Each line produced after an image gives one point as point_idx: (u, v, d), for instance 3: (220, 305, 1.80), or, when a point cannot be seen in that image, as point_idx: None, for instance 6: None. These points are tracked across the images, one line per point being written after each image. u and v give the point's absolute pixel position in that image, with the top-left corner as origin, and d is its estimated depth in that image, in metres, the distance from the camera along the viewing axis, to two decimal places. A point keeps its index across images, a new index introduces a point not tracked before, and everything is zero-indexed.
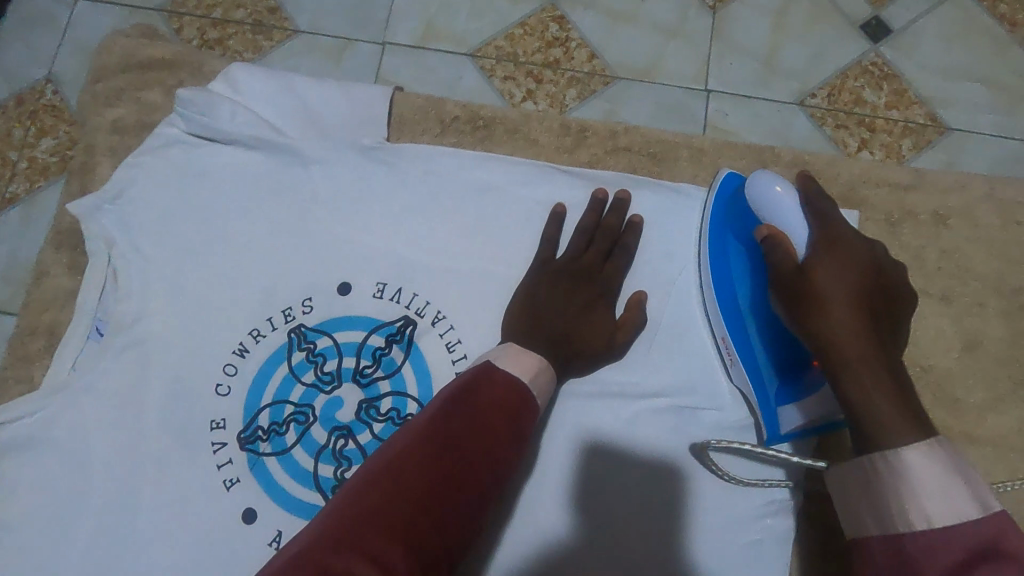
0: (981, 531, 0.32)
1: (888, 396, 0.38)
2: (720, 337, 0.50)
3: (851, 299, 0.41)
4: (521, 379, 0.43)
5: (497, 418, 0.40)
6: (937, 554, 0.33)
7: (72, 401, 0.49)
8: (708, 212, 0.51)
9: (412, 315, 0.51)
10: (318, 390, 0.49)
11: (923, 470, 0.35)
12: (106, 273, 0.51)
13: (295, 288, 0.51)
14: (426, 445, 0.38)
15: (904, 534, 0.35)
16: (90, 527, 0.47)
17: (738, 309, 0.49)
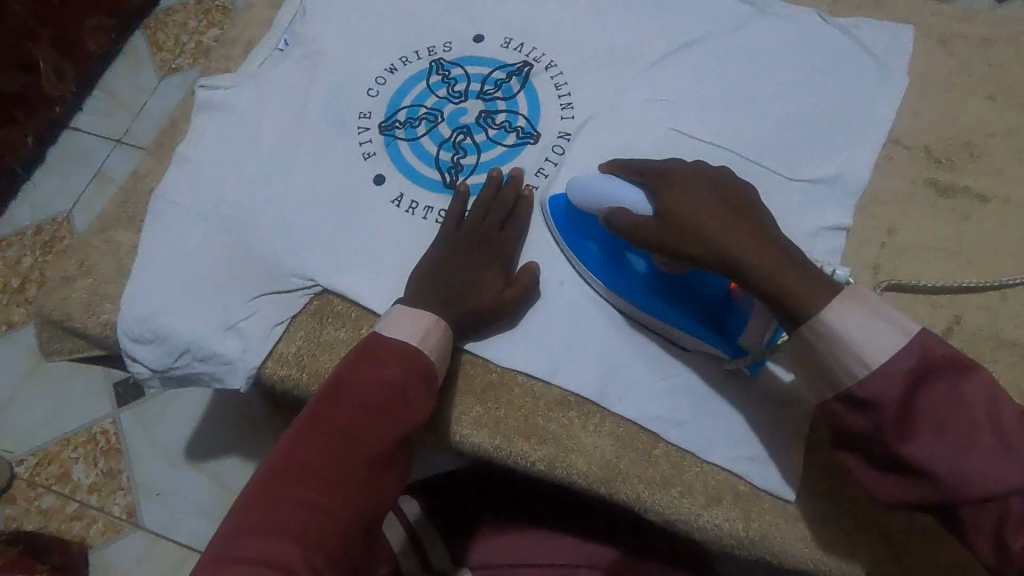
0: (909, 368, 0.39)
1: (791, 272, 0.41)
2: (644, 319, 0.49)
3: (713, 219, 0.43)
4: (411, 345, 0.45)
5: (375, 403, 0.43)
6: (884, 395, 0.39)
7: (256, 85, 0.62)
8: (554, 232, 0.52)
9: (530, 61, 0.62)
10: (447, 102, 0.60)
11: (854, 330, 0.39)
12: (297, 8, 0.66)
13: (439, 33, 0.64)
14: (317, 431, 0.41)
15: (850, 387, 0.40)
16: (251, 171, 0.58)
17: (643, 292, 0.48)
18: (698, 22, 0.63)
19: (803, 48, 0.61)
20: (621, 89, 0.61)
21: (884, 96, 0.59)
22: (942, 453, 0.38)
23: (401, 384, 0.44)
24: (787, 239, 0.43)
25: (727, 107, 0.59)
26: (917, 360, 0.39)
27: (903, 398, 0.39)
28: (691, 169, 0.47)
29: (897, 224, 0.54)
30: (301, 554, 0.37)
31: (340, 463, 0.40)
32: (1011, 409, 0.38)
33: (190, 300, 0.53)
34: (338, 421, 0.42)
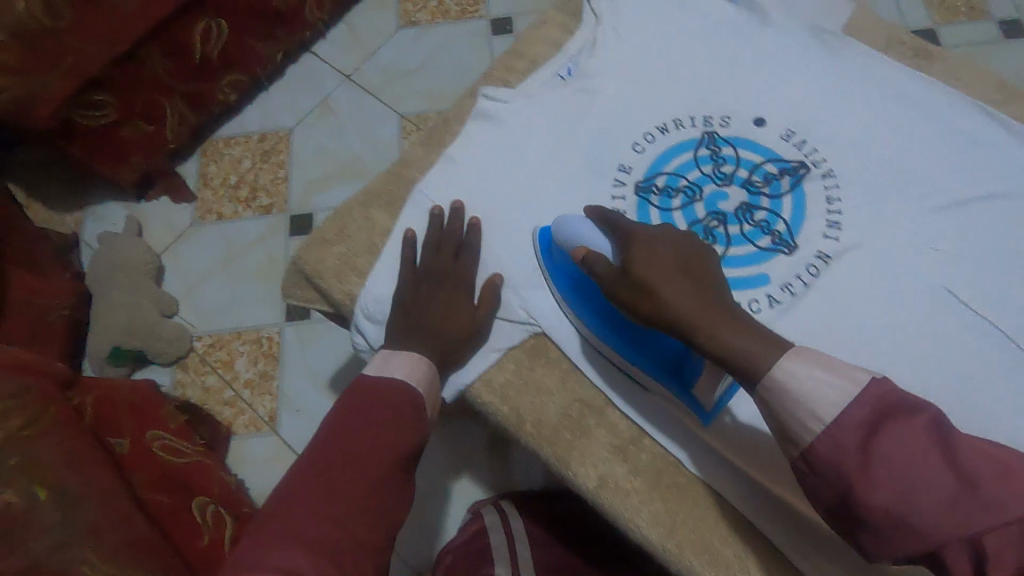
0: (853, 410, 0.37)
1: (737, 335, 0.42)
2: (619, 361, 0.52)
3: (664, 274, 0.45)
4: (395, 376, 0.53)
5: (363, 421, 0.51)
6: (830, 445, 0.38)
7: (530, 105, 0.63)
8: (542, 265, 0.55)
9: (807, 163, 0.59)
10: (710, 181, 0.59)
11: (809, 381, 0.39)
12: (589, 38, 0.66)
13: (721, 105, 0.62)
14: (324, 453, 0.50)
15: (809, 444, 0.38)
16: (505, 192, 0.60)
17: (605, 333, 0.51)
18: (1012, 175, 0.57)
19: None
20: (899, 225, 0.56)
21: None
22: (906, 499, 0.36)
23: (385, 408, 0.52)
24: (733, 304, 0.44)
25: (1014, 281, 0.54)
26: (843, 400, 0.37)
27: (840, 443, 0.37)
28: (664, 232, 0.49)
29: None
30: (325, 547, 0.44)
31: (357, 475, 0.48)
32: (967, 447, 0.37)
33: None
34: (348, 438, 0.50)
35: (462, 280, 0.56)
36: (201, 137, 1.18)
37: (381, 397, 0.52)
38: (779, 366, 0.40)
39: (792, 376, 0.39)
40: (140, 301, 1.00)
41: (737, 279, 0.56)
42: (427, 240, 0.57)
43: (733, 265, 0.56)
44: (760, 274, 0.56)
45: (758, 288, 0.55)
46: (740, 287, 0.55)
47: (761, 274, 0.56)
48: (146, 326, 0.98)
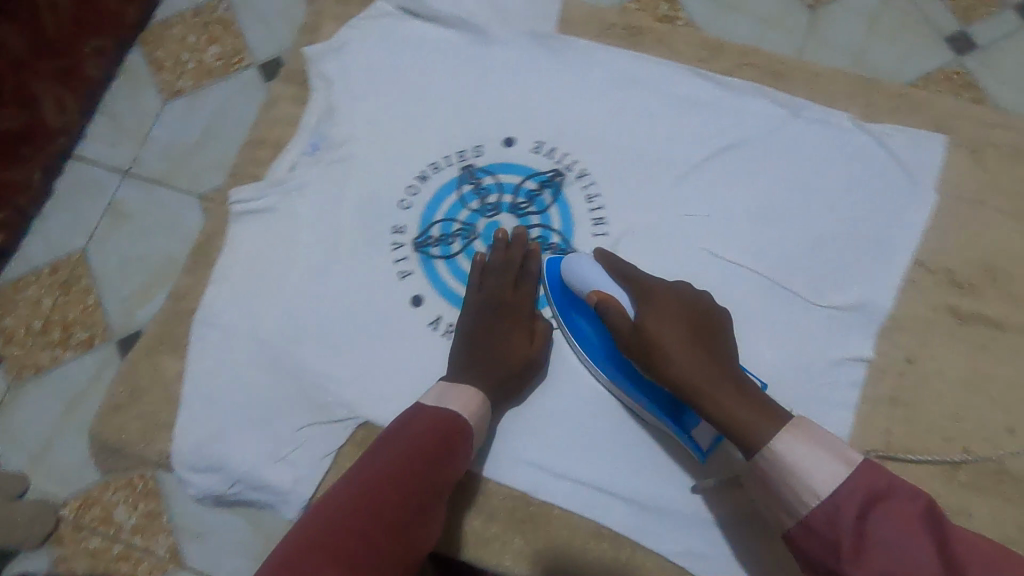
0: (849, 495, 0.43)
1: (741, 406, 0.47)
2: (620, 395, 0.54)
3: (696, 363, 0.49)
4: (446, 408, 0.51)
5: (422, 450, 0.48)
6: (826, 521, 0.43)
7: (285, 195, 0.61)
8: (549, 295, 0.58)
9: (561, 169, 0.62)
10: (481, 216, 0.61)
11: (802, 458, 0.44)
12: (324, 104, 0.64)
13: (470, 136, 0.63)
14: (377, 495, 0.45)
15: (806, 514, 0.44)
16: (289, 293, 0.59)
17: (608, 363, 0.54)
18: (734, 125, 0.63)
19: (832, 161, 0.62)
20: (653, 205, 0.61)
21: (907, 213, 0.60)
22: None
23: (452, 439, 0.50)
24: (744, 377, 0.49)
25: (758, 224, 0.60)
26: (848, 486, 0.43)
27: (833, 514, 0.43)
28: (676, 291, 0.53)
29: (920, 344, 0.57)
30: None
31: (400, 500, 0.46)
32: (955, 535, 0.43)
33: (247, 428, 0.56)
34: (373, 470, 0.47)
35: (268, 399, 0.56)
36: None
37: (450, 431, 0.50)
38: (774, 445, 0.45)
39: (789, 456, 0.44)
40: None
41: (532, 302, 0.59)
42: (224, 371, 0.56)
43: None
44: None
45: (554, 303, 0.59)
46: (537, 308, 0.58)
47: None
48: None
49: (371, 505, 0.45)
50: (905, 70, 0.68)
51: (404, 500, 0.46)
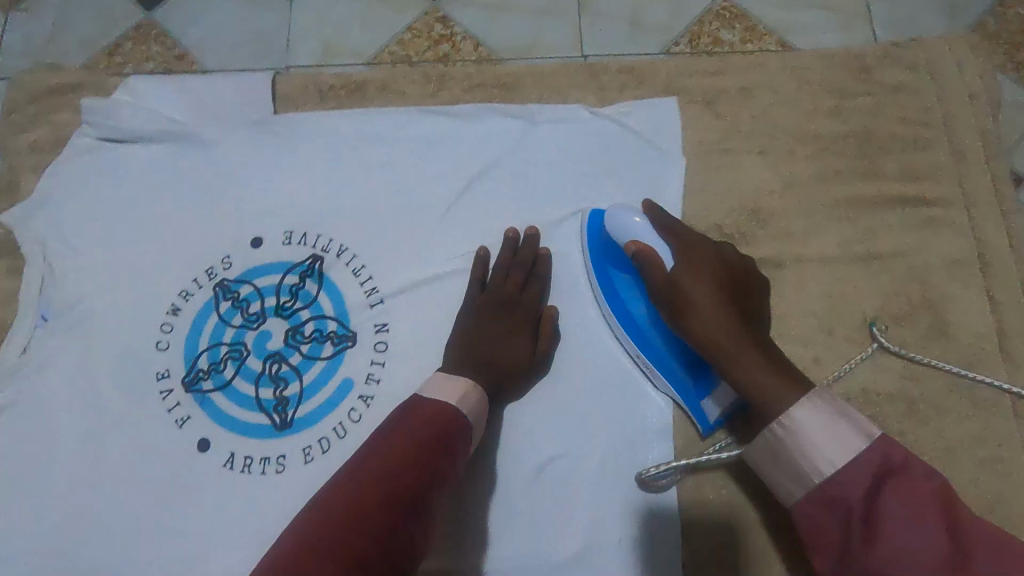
0: (864, 468, 0.41)
1: (767, 374, 0.46)
2: (628, 351, 0.56)
3: (731, 317, 0.49)
4: (443, 401, 0.47)
5: (415, 442, 0.42)
6: (848, 491, 0.41)
7: (24, 381, 0.56)
8: (586, 247, 0.57)
9: (319, 252, 0.59)
10: (248, 330, 0.56)
11: (822, 428, 0.42)
12: (45, 267, 0.58)
13: (214, 250, 0.59)
14: (356, 495, 0.39)
15: (820, 483, 0.42)
16: (58, 487, 0.54)
17: (641, 328, 0.55)
18: (478, 150, 0.61)
19: (581, 154, 0.61)
20: (422, 258, 0.58)
21: (663, 183, 0.60)
22: (896, 560, 0.39)
23: (450, 425, 0.45)
24: (773, 347, 0.48)
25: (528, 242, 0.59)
26: (863, 459, 0.41)
27: (850, 486, 0.41)
28: (718, 250, 0.52)
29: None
30: None
31: (380, 502, 0.39)
32: (964, 513, 0.40)
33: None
34: (379, 461, 0.41)
35: None
36: None
37: (435, 418, 0.45)
38: (790, 415, 0.44)
39: (806, 430, 0.43)
40: None
41: (327, 401, 0.55)
42: None
43: (315, 391, 0.55)
44: (344, 380, 0.55)
45: (349, 394, 0.55)
46: (333, 406, 0.54)
47: (344, 379, 0.55)
48: None
49: (349, 514, 0.38)
50: (671, 26, 0.72)
51: (387, 505, 0.39)
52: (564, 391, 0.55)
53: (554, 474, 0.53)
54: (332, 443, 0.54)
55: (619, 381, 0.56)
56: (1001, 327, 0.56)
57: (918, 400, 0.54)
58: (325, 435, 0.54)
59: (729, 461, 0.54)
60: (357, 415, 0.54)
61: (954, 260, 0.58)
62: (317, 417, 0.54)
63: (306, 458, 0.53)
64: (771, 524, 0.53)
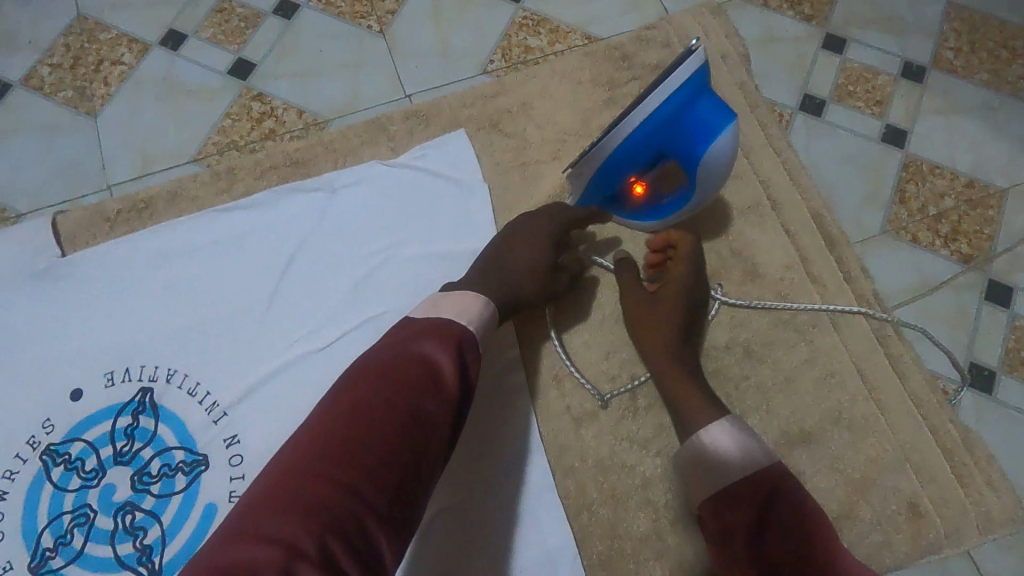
0: (763, 478, 0.46)
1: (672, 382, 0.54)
2: (599, 155, 0.52)
3: (679, 295, 0.56)
4: (459, 320, 0.47)
5: (423, 362, 0.43)
6: (746, 492, 0.45)
7: None
8: (681, 91, 0.48)
9: (147, 384, 0.56)
10: (90, 489, 0.53)
11: (737, 440, 0.47)
12: None
13: (29, 417, 0.54)
14: (361, 413, 0.40)
15: (726, 486, 0.46)
16: None
17: (628, 161, 0.52)
18: (286, 233, 0.60)
19: (388, 206, 0.62)
20: (256, 357, 0.57)
21: (472, 212, 0.62)
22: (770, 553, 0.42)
23: (452, 341, 0.45)
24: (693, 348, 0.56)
25: (359, 307, 0.59)
26: (762, 471, 0.46)
27: (751, 489, 0.45)
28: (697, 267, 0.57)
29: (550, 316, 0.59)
30: (305, 531, 0.35)
31: (383, 422, 0.40)
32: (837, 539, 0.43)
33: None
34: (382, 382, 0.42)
35: None
36: None
37: (433, 336, 0.45)
38: (710, 430, 0.48)
39: (723, 442, 0.47)
40: None
41: (193, 534, 0.52)
42: None
43: (180, 527, 0.52)
44: (206, 507, 0.53)
45: (215, 520, 0.52)
46: (202, 536, 0.52)
47: (207, 505, 0.53)
48: None
49: (353, 429, 0.39)
50: (481, 48, 0.74)
51: (386, 426, 0.40)
52: None
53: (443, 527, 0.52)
54: None
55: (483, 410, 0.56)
56: (801, 254, 0.61)
57: (751, 341, 0.58)
58: None
59: (606, 456, 0.56)
60: None
61: (748, 207, 0.63)
62: (187, 553, 0.51)
63: None
64: (656, 504, 0.54)
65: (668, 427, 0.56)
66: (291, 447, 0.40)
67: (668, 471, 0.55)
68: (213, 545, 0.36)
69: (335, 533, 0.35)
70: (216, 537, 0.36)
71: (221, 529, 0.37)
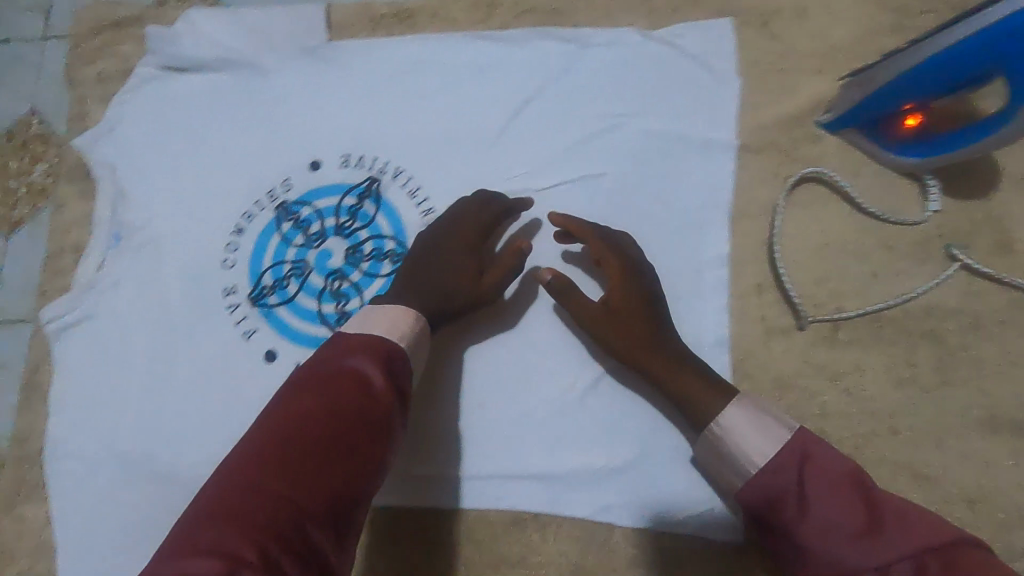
0: (787, 457, 0.44)
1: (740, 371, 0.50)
2: (905, 57, 0.51)
3: (637, 317, 0.51)
4: (389, 337, 0.46)
5: (340, 393, 0.42)
6: (777, 478, 0.44)
7: (101, 296, 0.57)
8: None
9: (376, 175, 0.60)
10: (309, 249, 0.58)
11: (747, 423, 0.46)
12: (116, 190, 0.60)
13: (274, 173, 0.60)
14: (288, 433, 0.40)
15: (752, 475, 0.45)
16: (133, 393, 0.55)
17: (933, 73, 0.50)
18: (529, 75, 0.61)
19: (634, 75, 0.60)
20: (476, 179, 0.59)
21: (718, 101, 0.59)
22: (828, 528, 0.41)
23: (382, 356, 0.45)
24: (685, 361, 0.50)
25: (581, 162, 0.59)
26: (787, 448, 0.44)
27: (780, 475, 0.44)
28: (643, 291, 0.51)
29: (783, 203, 0.56)
30: (251, 541, 0.35)
31: (321, 437, 0.40)
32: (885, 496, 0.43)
33: (145, 542, 0.52)
34: (293, 413, 0.41)
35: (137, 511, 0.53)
36: None
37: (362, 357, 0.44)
38: (722, 417, 0.47)
39: (734, 427, 0.46)
40: None
41: None
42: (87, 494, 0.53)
43: None
44: None
45: None
46: None
47: None
48: None
49: (283, 447, 0.39)
50: None
51: (322, 441, 0.40)
52: (626, 305, 0.55)
53: (609, 386, 0.52)
54: None
55: (678, 293, 0.55)
56: None
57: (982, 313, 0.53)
58: None
59: (790, 376, 0.53)
60: None
61: None
62: None
63: None
64: (829, 437, 0.52)
65: (865, 368, 0.53)
66: (240, 453, 0.40)
67: (852, 411, 0.52)
68: (182, 530, 0.37)
69: (279, 541, 0.36)
70: (183, 522, 0.38)
71: (174, 533, 0.38)
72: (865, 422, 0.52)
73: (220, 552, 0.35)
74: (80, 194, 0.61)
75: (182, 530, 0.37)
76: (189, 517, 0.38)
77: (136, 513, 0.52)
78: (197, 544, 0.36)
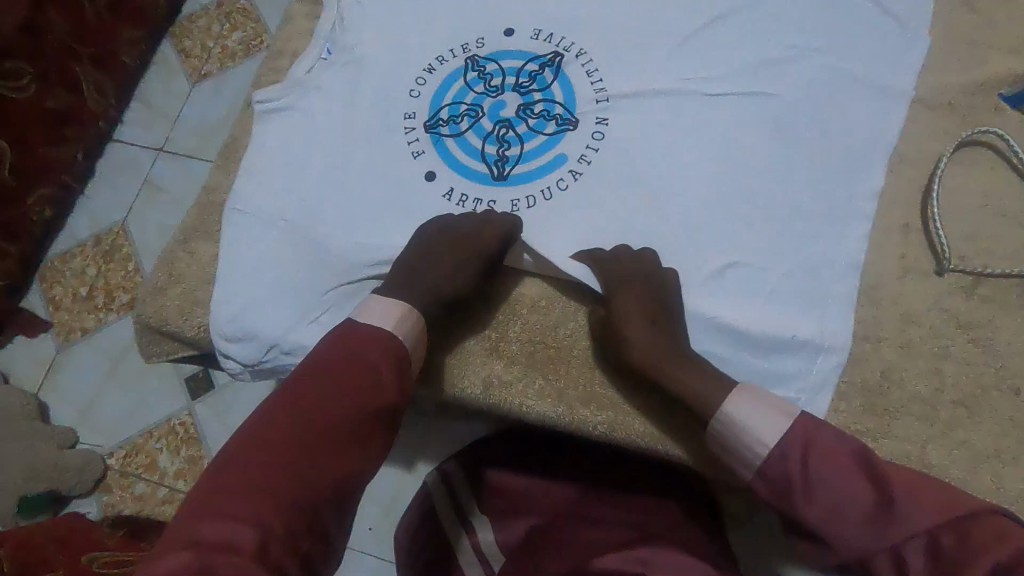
0: (789, 446, 0.44)
1: (713, 388, 0.49)
2: None
3: (642, 346, 0.51)
4: (383, 328, 0.50)
5: (355, 391, 0.47)
6: (780, 467, 0.44)
7: (303, 95, 0.66)
8: None
9: (560, 50, 0.65)
10: (486, 97, 0.64)
11: (753, 415, 0.46)
12: (336, 15, 0.69)
13: (472, 30, 0.67)
14: (279, 425, 0.45)
15: (760, 465, 0.45)
16: (309, 177, 0.63)
17: None
18: None
19: (829, 13, 0.62)
20: (650, 72, 0.63)
21: (905, 54, 0.60)
22: (834, 514, 0.42)
23: (395, 356, 0.49)
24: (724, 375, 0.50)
25: (753, 80, 0.62)
26: (789, 439, 0.44)
27: (784, 464, 0.44)
28: (655, 304, 0.51)
29: (952, 154, 0.57)
30: (279, 522, 0.41)
31: (326, 430, 0.45)
32: (890, 472, 0.43)
33: (289, 297, 0.59)
34: (321, 407, 0.46)
35: (287, 270, 0.60)
36: (33, 265, 1.13)
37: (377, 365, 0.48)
38: (727, 409, 0.47)
39: (739, 415, 0.46)
40: (31, 442, 0.94)
41: (540, 168, 0.61)
42: (250, 245, 0.61)
43: (534, 157, 0.62)
44: (558, 155, 0.61)
45: (559, 168, 0.61)
46: (545, 173, 0.61)
47: (559, 154, 0.61)
48: (49, 464, 0.95)
49: (277, 444, 0.44)
50: None
51: (303, 445, 0.44)
52: (767, 211, 0.57)
53: (736, 277, 0.55)
54: (537, 202, 0.61)
55: (822, 212, 0.56)
56: None
57: None
58: (533, 194, 0.61)
59: (917, 314, 0.53)
60: (570, 179, 0.61)
61: None
62: (530, 177, 0.61)
63: (514, 209, 0.61)
64: (946, 380, 0.51)
65: (999, 328, 0.52)
66: (253, 423, 0.45)
67: (975, 362, 0.51)
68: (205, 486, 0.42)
69: (292, 530, 0.41)
70: (204, 476, 0.43)
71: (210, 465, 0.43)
72: (985, 376, 0.51)
73: (252, 525, 0.40)
74: (308, 13, 0.71)
75: (209, 477, 0.42)
76: (216, 465, 0.43)
77: (288, 271, 0.59)
78: (229, 504, 0.41)
